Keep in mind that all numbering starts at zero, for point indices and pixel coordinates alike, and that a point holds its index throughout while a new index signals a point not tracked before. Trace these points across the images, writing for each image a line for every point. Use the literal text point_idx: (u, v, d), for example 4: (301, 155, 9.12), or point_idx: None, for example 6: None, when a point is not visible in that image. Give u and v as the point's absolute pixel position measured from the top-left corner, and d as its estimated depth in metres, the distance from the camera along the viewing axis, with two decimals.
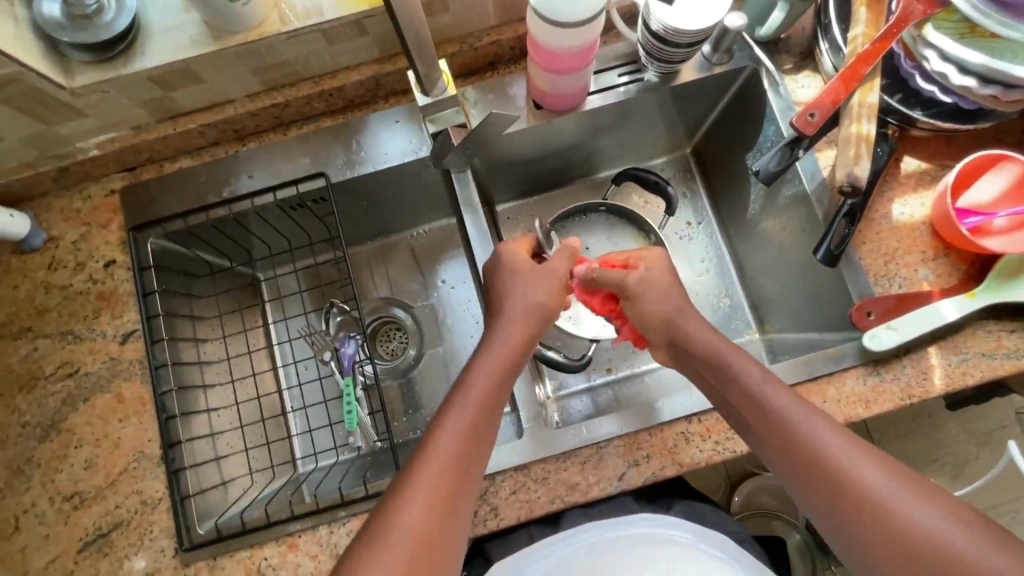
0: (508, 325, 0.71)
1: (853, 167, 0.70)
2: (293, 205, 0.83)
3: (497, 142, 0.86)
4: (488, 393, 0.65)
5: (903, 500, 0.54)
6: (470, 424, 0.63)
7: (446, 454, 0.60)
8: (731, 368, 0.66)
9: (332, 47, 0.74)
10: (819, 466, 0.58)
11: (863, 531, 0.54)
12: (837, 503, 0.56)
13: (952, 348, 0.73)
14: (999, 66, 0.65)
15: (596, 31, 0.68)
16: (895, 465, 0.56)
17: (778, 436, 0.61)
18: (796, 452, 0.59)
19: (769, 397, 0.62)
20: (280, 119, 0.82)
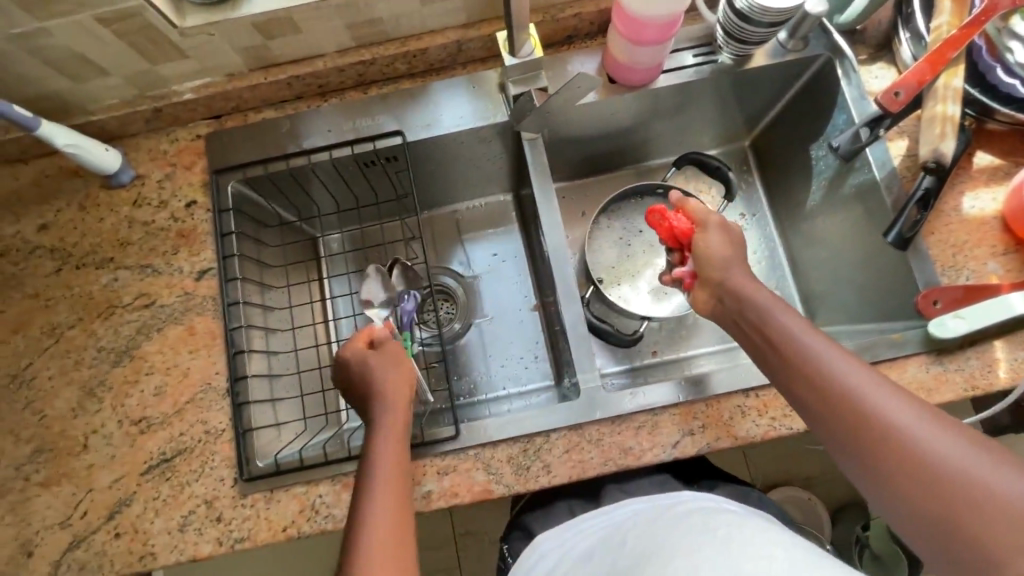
0: (391, 406, 0.68)
1: (939, 145, 0.72)
2: (367, 161, 0.86)
3: (566, 115, 0.88)
4: (394, 470, 0.63)
5: (968, 463, 0.51)
6: (389, 485, 0.61)
7: (375, 543, 0.57)
8: (767, 313, 0.67)
9: (424, 8, 0.77)
10: (876, 433, 0.55)
11: (920, 490, 0.52)
12: (900, 472, 0.53)
13: (1019, 343, 0.72)
14: None
15: (682, 6, 0.69)
16: (940, 416, 0.55)
17: (821, 386, 0.60)
18: (849, 416, 0.57)
19: (818, 355, 0.61)
20: (363, 77, 0.85)
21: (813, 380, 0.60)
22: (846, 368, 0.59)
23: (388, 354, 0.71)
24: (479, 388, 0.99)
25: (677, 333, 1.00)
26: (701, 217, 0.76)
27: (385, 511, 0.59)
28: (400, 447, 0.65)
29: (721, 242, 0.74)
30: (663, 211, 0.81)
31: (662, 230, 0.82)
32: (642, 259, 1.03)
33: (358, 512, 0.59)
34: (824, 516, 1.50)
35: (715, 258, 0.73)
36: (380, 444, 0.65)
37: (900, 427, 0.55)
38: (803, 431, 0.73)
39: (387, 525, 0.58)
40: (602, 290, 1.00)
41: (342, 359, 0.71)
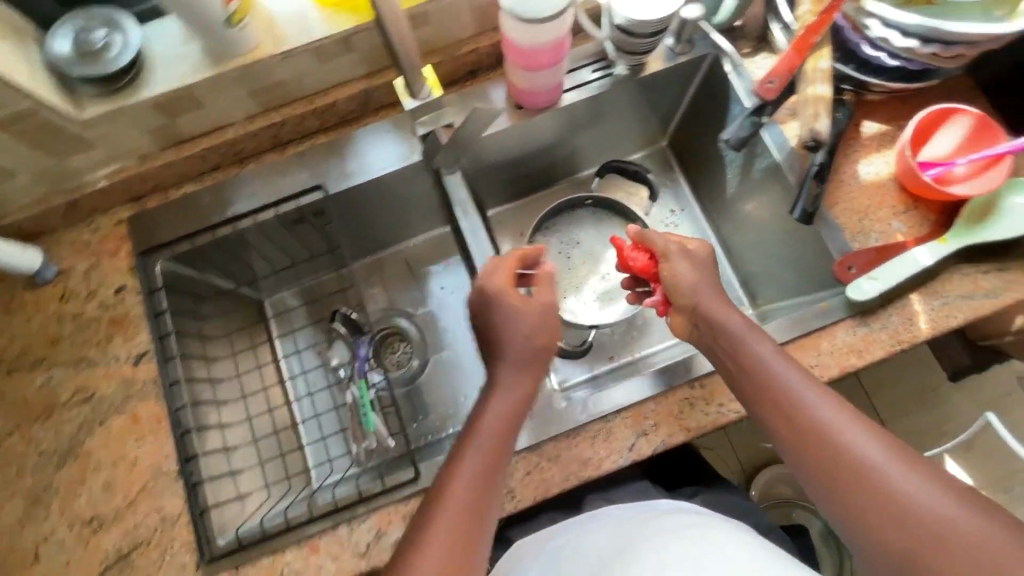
0: (515, 368, 0.72)
1: (814, 124, 0.77)
2: (294, 219, 0.87)
3: (483, 145, 0.90)
4: (500, 426, 0.68)
5: (942, 508, 0.53)
6: (488, 446, 0.66)
7: (465, 488, 0.62)
8: (746, 345, 0.68)
9: (324, 65, 0.78)
10: (850, 470, 0.58)
11: (889, 526, 0.55)
12: (875, 512, 0.55)
13: (933, 294, 0.77)
14: (935, 24, 0.70)
15: (567, 26, 0.72)
16: (907, 452, 0.58)
17: (798, 421, 0.62)
18: (823, 451, 0.59)
19: (795, 390, 0.63)
20: (277, 139, 0.86)
21: (788, 416, 0.62)
22: (821, 404, 0.62)
23: (546, 309, 0.75)
24: (446, 422, 0.99)
25: (629, 336, 1.02)
26: (660, 247, 0.78)
27: (478, 469, 0.64)
28: (516, 409, 0.70)
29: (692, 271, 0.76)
30: (622, 245, 0.83)
31: (620, 263, 0.84)
32: (584, 269, 1.05)
33: (455, 467, 0.64)
34: None
35: (682, 286, 0.75)
36: (498, 396, 0.70)
37: (871, 463, 0.57)
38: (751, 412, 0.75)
39: (474, 480, 0.63)
40: None
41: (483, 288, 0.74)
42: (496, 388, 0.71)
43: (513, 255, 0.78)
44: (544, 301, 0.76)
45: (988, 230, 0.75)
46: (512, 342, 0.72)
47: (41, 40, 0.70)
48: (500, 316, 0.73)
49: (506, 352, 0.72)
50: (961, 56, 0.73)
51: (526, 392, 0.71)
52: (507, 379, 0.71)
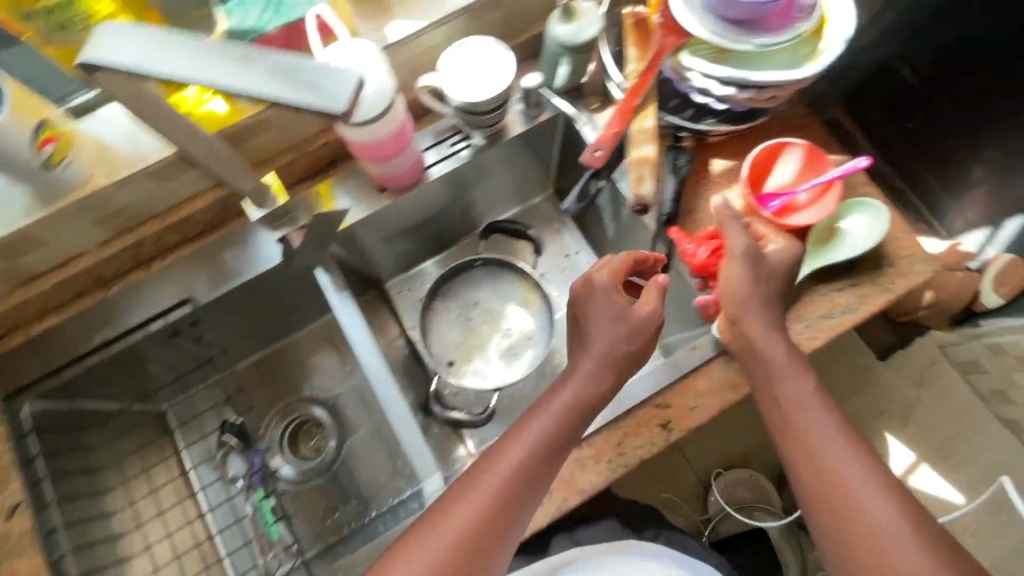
0: (583, 379, 0.70)
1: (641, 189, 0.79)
2: (170, 333, 0.85)
3: (356, 229, 0.90)
4: (548, 441, 0.68)
5: (906, 546, 0.58)
6: (527, 452, 0.67)
7: (499, 480, 0.65)
8: (780, 375, 0.68)
9: (169, 184, 0.77)
10: (851, 516, 0.60)
11: (867, 570, 0.59)
12: (843, 534, 0.61)
13: (796, 317, 0.80)
14: (744, 73, 0.74)
15: (401, 116, 0.74)
16: (910, 510, 0.60)
17: (808, 458, 0.64)
18: (833, 491, 0.62)
19: (813, 429, 0.65)
20: (139, 257, 0.84)
21: (794, 434, 0.66)
22: (830, 428, 0.65)
23: (642, 314, 0.72)
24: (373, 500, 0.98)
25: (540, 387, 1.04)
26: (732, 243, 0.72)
27: (507, 475, 0.65)
28: (578, 413, 0.70)
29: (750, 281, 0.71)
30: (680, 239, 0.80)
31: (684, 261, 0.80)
32: (486, 329, 1.06)
33: (489, 465, 0.66)
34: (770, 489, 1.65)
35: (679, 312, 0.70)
36: (556, 398, 0.70)
37: (871, 513, 0.60)
38: (641, 463, 0.76)
39: (506, 480, 0.65)
40: (455, 373, 1.02)
41: (590, 279, 0.73)
42: (566, 380, 0.71)
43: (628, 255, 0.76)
44: (637, 308, 0.72)
45: (833, 251, 0.81)
46: (592, 340, 0.71)
47: None
48: (598, 313, 0.72)
49: (591, 348, 0.71)
50: (776, 97, 0.78)
51: (574, 421, 0.70)
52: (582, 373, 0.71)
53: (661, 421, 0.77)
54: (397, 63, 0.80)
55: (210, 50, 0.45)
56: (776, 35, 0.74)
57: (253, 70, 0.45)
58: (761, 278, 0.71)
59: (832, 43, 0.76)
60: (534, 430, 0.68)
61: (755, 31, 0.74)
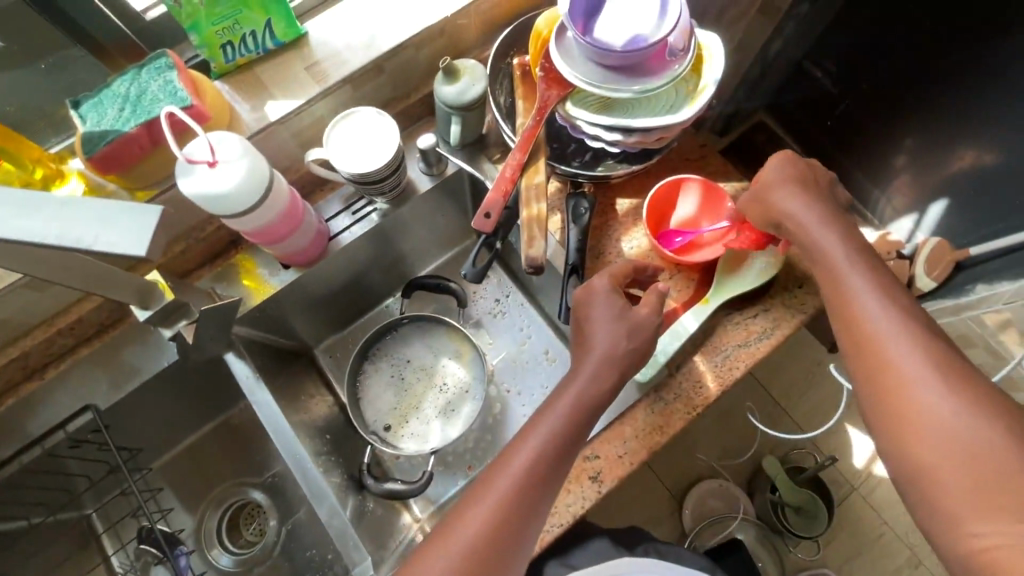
0: (594, 370, 0.69)
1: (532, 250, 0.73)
2: (68, 447, 0.80)
3: (264, 309, 0.87)
4: (555, 444, 0.65)
5: (948, 409, 0.52)
6: (533, 454, 0.65)
7: (510, 481, 0.63)
8: (825, 244, 0.65)
9: (47, 293, 0.73)
10: (887, 382, 0.56)
11: (902, 439, 0.54)
12: (874, 386, 0.57)
13: (714, 350, 0.80)
14: (627, 120, 0.75)
15: (284, 199, 0.72)
16: (964, 380, 0.53)
17: (847, 326, 0.60)
18: (869, 358, 0.57)
19: (855, 294, 0.60)
20: (29, 368, 0.79)
21: (835, 304, 0.62)
22: (869, 294, 0.60)
23: (637, 319, 0.71)
24: None
25: (484, 440, 1.02)
26: (764, 204, 0.71)
27: (516, 480, 0.63)
28: (583, 414, 0.67)
29: (803, 206, 0.68)
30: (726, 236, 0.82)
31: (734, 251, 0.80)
32: (421, 387, 1.03)
33: (503, 465, 0.65)
34: (740, 494, 1.67)
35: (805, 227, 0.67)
36: (568, 393, 0.68)
37: (913, 379, 0.54)
38: (575, 520, 0.74)
39: (517, 486, 0.63)
40: (391, 437, 0.99)
41: (591, 285, 0.73)
42: (572, 379, 0.69)
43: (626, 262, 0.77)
44: (639, 316, 0.71)
45: (743, 279, 0.80)
46: (592, 338, 0.70)
47: None
48: (599, 315, 0.71)
49: (590, 354, 0.69)
50: (665, 138, 0.78)
51: (579, 425, 0.67)
52: (586, 373, 0.69)
53: (591, 473, 0.75)
54: (283, 139, 0.79)
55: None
56: (655, 80, 0.74)
57: (43, 213, 0.40)
58: (832, 220, 0.67)
59: (710, 80, 0.77)
60: (523, 458, 0.65)
61: (632, 77, 0.75)
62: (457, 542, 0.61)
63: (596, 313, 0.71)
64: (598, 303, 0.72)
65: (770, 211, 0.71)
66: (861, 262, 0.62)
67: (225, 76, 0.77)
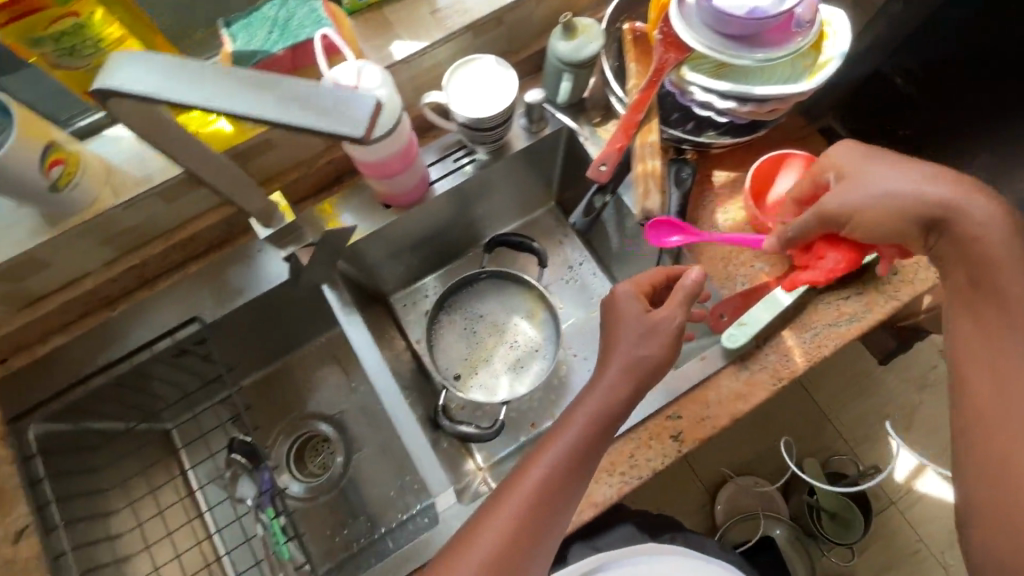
0: (616, 372, 0.68)
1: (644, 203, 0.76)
2: (174, 354, 0.84)
3: (360, 246, 0.90)
4: (579, 449, 0.65)
5: None
6: (559, 456, 0.65)
7: (535, 482, 0.64)
8: (1001, 275, 0.63)
9: (173, 204, 0.77)
10: (999, 429, 0.59)
11: (989, 483, 0.59)
12: (985, 429, 0.60)
13: (803, 327, 0.80)
14: (744, 87, 0.75)
15: (405, 134, 0.75)
16: None
17: (990, 359, 0.62)
18: (989, 403, 0.60)
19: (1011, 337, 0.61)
20: (144, 276, 0.84)
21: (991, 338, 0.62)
22: (1021, 340, 0.61)
23: (659, 325, 0.69)
24: (377, 521, 1.00)
25: (547, 400, 1.02)
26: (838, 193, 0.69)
27: (539, 483, 0.64)
28: (605, 419, 0.67)
29: (984, 217, 0.64)
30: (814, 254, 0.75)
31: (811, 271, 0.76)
32: (492, 341, 1.05)
33: (529, 466, 0.65)
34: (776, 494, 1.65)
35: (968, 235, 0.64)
36: (590, 397, 0.68)
37: None
38: (653, 474, 0.76)
39: (542, 486, 0.64)
40: (461, 386, 1.02)
41: (615, 294, 0.73)
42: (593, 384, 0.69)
43: (657, 272, 0.76)
44: (662, 320, 0.69)
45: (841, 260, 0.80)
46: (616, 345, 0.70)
47: None
48: (624, 320, 0.71)
49: (614, 355, 0.69)
50: (777, 110, 0.78)
51: (601, 430, 0.67)
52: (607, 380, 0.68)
53: (673, 432, 0.77)
54: (403, 80, 0.82)
55: (238, 77, 0.42)
56: (778, 49, 0.74)
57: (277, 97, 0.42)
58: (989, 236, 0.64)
59: (833, 55, 0.77)
60: (544, 464, 0.65)
61: (752, 46, 0.75)
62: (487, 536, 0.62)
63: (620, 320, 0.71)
64: (620, 313, 0.71)
65: (906, 207, 0.66)
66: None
67: (356, 13, 0.80)
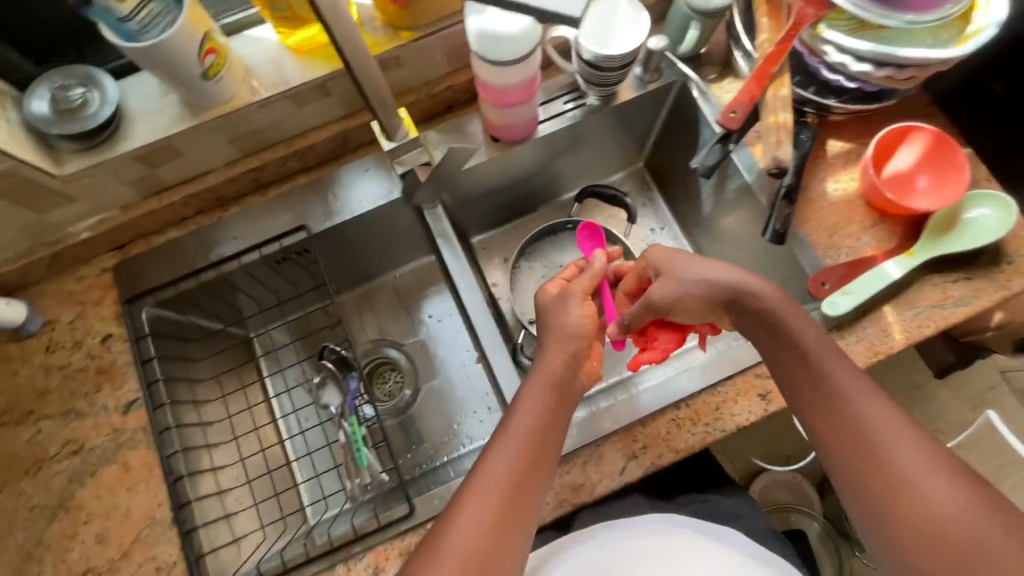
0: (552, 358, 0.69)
1: (777, 151, 0.79)
2: (278, 259, 0.88)
3: (459, 177, 0.91)
4: (527, 442, 0.65)
5: (939, 492, 0.60)
6: (512, 454, 0.64)
7: (491, 483, 0.63)
8: (800, 334, 0.68)
9: (301, 110, 0.81)
10: (884, 466, 0.62)
11: (899, 515, 0.61)
12: (872, 470, 0.62)
13: (906, 304, 0.78)
14: (886, 50, 0.73)
15: (533, 65, 0.75)
16: (943, 462, 0.61)
17: (831, 410, 0.65)
18: (861, 442, 0.63)
19: (842, 388, 0.65)
20: (258, 181, 0.87)
21: (822, 394, 0.66)
22: (852, 387, 0.65)
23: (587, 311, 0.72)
24: (440, 450, 0.97)
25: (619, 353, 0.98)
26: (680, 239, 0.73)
27: (495, 487, 0.62)
28: (547, 405, 0.67)
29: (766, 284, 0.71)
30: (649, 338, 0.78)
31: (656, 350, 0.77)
32: None
33: (478, 471, 0.64)
34: (812, 491, 1.59)
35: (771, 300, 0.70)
36: (528, 389, 0.68)
37: (911, 471, 0.61)
38: (736, 430, 0.77)
39: (496, 488, 0.62)
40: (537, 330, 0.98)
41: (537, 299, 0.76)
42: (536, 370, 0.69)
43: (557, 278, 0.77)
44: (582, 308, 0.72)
45: (956, 243, 0.79)
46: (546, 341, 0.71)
47: (21, 99, 0.72)
48: (553, 313, 0.73)
49: (548, 342, 0.71)
50: (914, 78, 0.76)
51: (547, 414, 0.67)
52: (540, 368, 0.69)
53: (760, 391, 0.78)
54: None
55: None
56: (927, 14, 0.72)
57: None
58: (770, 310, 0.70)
59: (985, 25, 0.74)
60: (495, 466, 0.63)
61: (901, 8, 0.73)
62: (455, 544, 0.60)
63: (558, 311, 0.73)
64: (550, 309, 0.73)
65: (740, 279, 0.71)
66: (836, 354, 0.67)
67: None
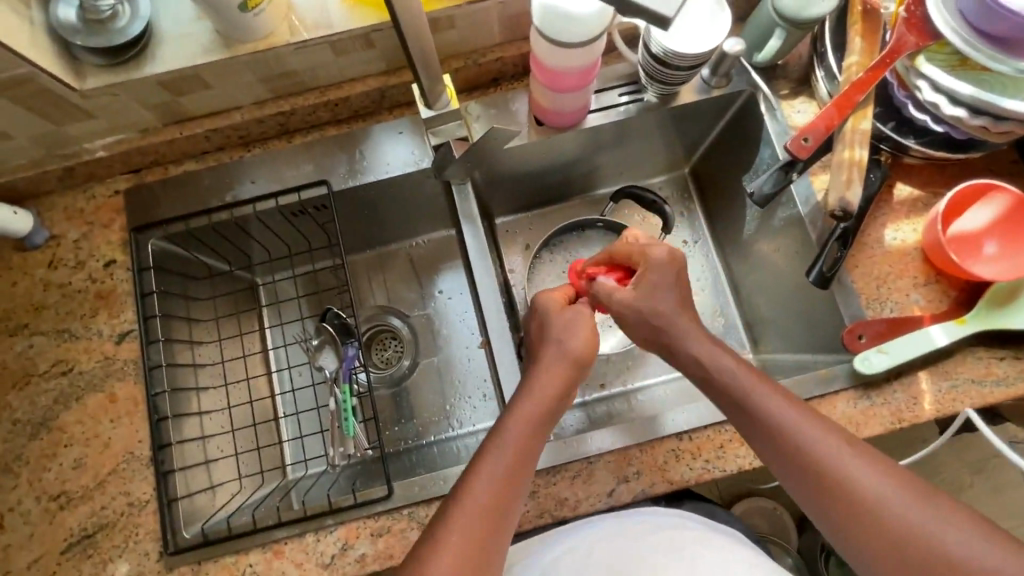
0: (546, 371, 0.66)
1: (845, 192, 0.72)
2: (294, 211, 0.84)
3: (495, 157, 0.86)
4: (525, 442, 0.62)
5: (914, 515, 0.54)
6: (509, 453, 0.61)
7: (487, 482, 0.59)
8: (726, 368, 0.64)
9: (339, 59, 0.76)
10: (850, 495, 0.56)
11: (878, 547, 0.55)
12: (840, 501, 0.57)
13: (943, 374, 0.73)
14: (988, 96, 0.65)
15: (597, 51, 0.69)
16: (911, 479, 0.56)
17: (780, 444, 0.60)
18: (818, 473, 0.58)
19: (784, 418, 0.60)
20: (285, 127, 0.83)
21: (765, 425, 0.61)
22: (791, 414, 0.60)
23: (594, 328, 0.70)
24: (428, 429, 0.94)
25: (624, 364, 0.95)
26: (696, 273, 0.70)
27: (490, 489, 0.58)
28: (547, 408, 0.64)
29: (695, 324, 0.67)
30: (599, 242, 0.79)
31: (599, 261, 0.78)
32: None
33: (471, 474, 0.60)
34: (790, 525, 1.54)
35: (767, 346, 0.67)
36: (522, 395, 0.65)
37: (879, 495, 0.56)
38: (737, 472, 0.73)
39: (492, 489, 0.59)
40: None
41: (540, 305, 0.73)
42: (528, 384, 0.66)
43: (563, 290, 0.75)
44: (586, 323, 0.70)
45: (1015, 318, 0.72)
46: (541, 353, 0.69)
47: (49, 2, 0.68)
48: (554, 329, 0.70)
49: (547, 351, 0.68)
50: (1010, 133, 0.69)
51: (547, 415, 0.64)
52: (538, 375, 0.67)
53: None
54: None
55: None
56: None
57: None
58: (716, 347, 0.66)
59: None
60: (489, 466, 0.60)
61: (1016, 52, 0.65)
62: (447, 549, 0.55)
63: (560, 323, 0.70)
64: (545, 320, 0.72)
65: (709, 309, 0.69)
66: (766, 384, 0.62)
67: None
